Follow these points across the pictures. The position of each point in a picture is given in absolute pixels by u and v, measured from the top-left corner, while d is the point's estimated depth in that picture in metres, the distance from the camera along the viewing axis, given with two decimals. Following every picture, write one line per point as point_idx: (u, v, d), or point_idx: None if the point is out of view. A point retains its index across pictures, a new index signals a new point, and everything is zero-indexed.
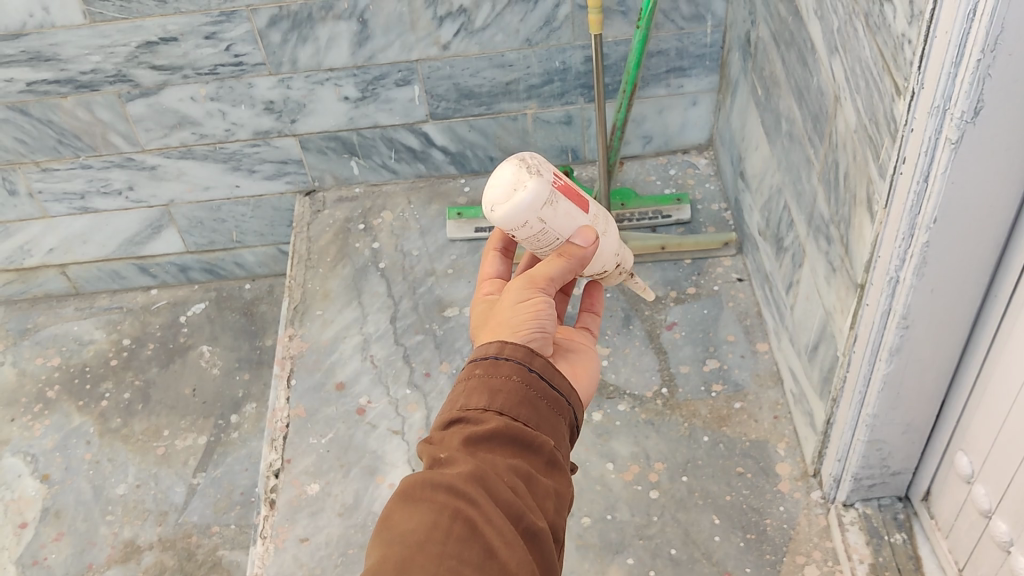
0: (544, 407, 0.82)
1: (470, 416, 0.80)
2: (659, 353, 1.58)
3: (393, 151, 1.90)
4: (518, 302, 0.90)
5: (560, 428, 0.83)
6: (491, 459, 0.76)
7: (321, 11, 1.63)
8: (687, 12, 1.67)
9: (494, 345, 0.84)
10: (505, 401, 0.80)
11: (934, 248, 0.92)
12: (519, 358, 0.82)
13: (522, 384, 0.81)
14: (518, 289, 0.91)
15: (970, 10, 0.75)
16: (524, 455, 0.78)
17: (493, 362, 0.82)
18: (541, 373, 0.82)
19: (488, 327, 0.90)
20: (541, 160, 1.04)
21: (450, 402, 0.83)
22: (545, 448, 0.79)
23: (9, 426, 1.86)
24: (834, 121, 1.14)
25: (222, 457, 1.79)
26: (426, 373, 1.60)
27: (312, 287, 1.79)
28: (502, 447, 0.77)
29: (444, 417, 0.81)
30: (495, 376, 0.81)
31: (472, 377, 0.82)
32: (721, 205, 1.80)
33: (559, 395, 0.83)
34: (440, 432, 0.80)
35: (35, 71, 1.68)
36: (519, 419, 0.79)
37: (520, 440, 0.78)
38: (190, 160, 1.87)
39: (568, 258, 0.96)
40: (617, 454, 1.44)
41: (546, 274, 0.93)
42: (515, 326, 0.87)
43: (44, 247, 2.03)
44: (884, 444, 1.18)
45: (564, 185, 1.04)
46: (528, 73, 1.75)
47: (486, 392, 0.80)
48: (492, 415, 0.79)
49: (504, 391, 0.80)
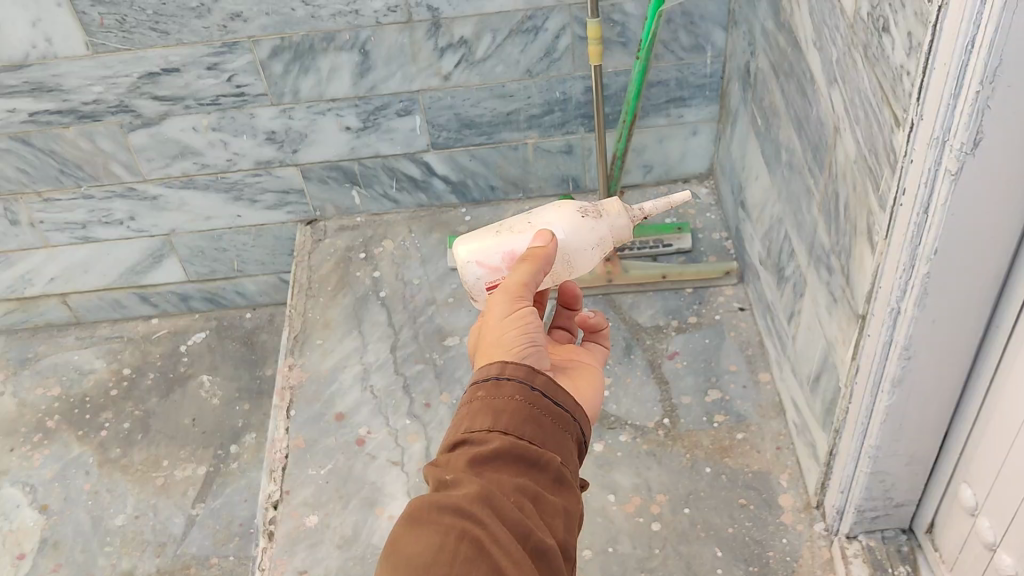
0: (549, 424, 0.81)
1: (473, 437, 0.79)
2: (661, 383, 1.57)
3: (394, 181, 1.90)
4: (504, 317, 0.91)
5: (568, 445, 0.82)
6: (497, 479, 0.76)
7: (322, 42, 1.63)
8: (687, 43, 1.67)
9: (496, 366, 0.83)
10: (508, 421, 0.79)
11: (934, 280, 0.92)
12: (522, 378, 0.82)
13: (526, 403, 0.80)
14: (501, 303, 0.92)
15: (970, 41, 0.75)
16: (530, 474, 0.78)
17: (495, 382, 0.82)
18: (545, 391, 0.82)
19: (481, 349, 0.91)
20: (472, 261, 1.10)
21: (455, 425, 0.82)
22: (551, 465, 0.78)
23: (8, 456, 1.86)
24: (834, 151, 1.14)
25: (221, 488, 1.78)
26: (426, 404, 1.60)
27: (313, 316, 1.79)
28: (508, 466, 0.77)
29: (449, 440, 0.80)
30: (498, 396, 0.81)
31: (475, 399, 0.82)
32: (722, 234, 1.80)
33: (565, 412, 0.83)
34: (444, 455, 0.80)
35: (37, 102, 1.69)
36: (525, 437, 0.79)
37: (524, 459, 0.78)
38: (191, 190, 1.87)
39: (536, 262, 0.98)
40: (618, 486, 1.43)
41: (521, 281, 0.95)
42: (508, 344, 0.87)
43: (45, 277, 2.03)
44: (887, 475, 1.17)
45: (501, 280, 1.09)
46: (528, 104, 1.75)
47: (489, 414, 0.80)
48: (497, 434, 0.78)
49: (508, 410, 0.80)
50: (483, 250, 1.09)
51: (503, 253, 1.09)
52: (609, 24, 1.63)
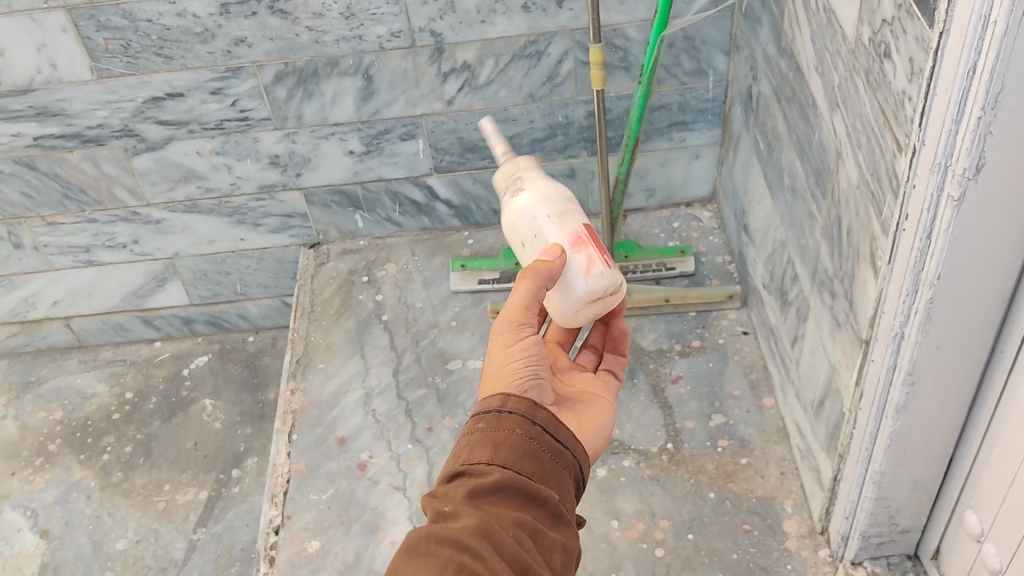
0: (549, 459, 0.81)
1: (473, 468, 0.79)
2: (664, 407, 1.57)
3: (397, 205, 1.91)
4: (507, 348, 0.90)
5: (566, 481, 0.82)
6: (497, 512, 0.75)
7: (326, 67, 1.64)
8: (689, 68, 1.68)
9: (498, 398, 0.83)
10: (507, 454, 0.79)
11: (938, 306, 0.92)
12: (523, 412, 0.82)
13: (526, 438, 0.80)
14: (504, 332, 0.91)
15: (970, 68, 0.75)
16: (528, 508, 0.78)
17: (496, 415, 0.82)
18: (545, 426, 0.82)
19: (484, 380, 0.90)
20: (581, 276, 1.01)
21: (455, 454, 0.82)
22: (550, 501, 0.78)
23: (9, 480, 1.85)
24: (837, 176, 1.14)
25: (223, 513, 1.77)
26: (428, 428, 1.59)
27: (315, 340, 1.79)
28: (507, 499, 0.77)
29: (448, 470, 0.80)
30: (499, 429, 0.81)
31: (476, 430, 0.82)
32: (725, 258, 1.80)
33: (564, 448, 0.83)
34: (443, 485, 0.79)
35: (42, 126, 1.69)
36: (524, 472, 0.79)
37: (524, 493, 0.77)
38: (195, 214, 1.88)
39: (534, 277, 0.94)
40: (622, 511, 1.42)
41: (522, 304, 0.92)
42: (510, 376, 0.87)
43: (48, 300, 2.03)
44: (892, 501, 1.16)
45: (592, 249, 1.03)
46: (532, 127, 1.76)
47: (488, 446, 0.80)
48: (496, 468, 0.78)
49: (507, 443, 0.80)
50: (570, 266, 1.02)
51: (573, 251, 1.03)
52: (611, 49, 1.64)
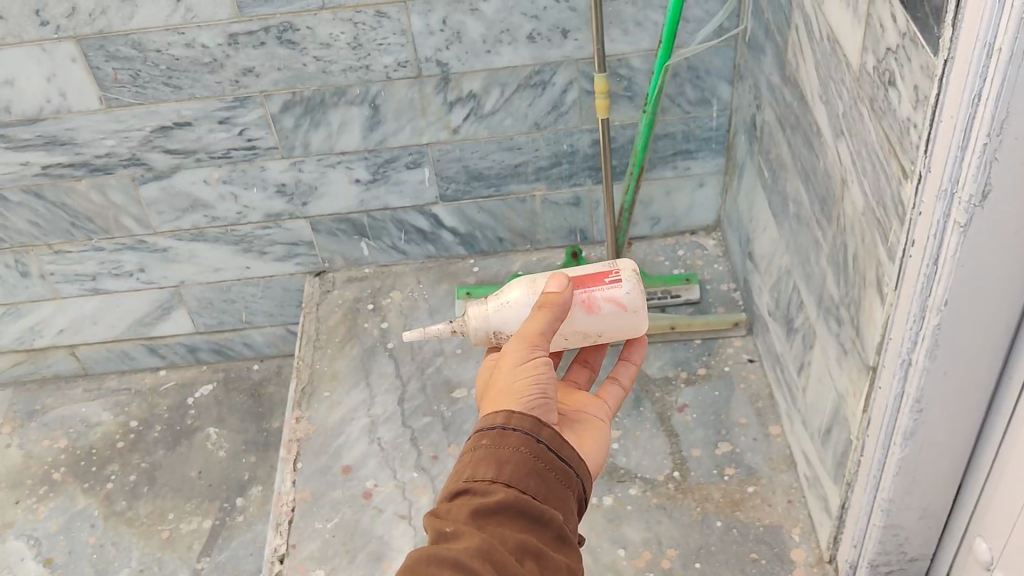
0: (553, 478, 0.81)
1: (476, 486, 0.79)
2: (671, 436, 1.56)
3: (403, 233, 1.91)
4: (520, 366, 0.90)
5: (570, 501, 0.82)
6: (500, 533, 0.76)
7: (333, 97, 1.65)
8: (693, 97, 1.69)
9: (502, 415, 0.84)
10: (512, 472, 0.79)
11: (945, 333, 0.92)
12: (528, 429, 0.82)
13: (530, 456, 0.81)
14: (518, 350, 0.92)
15: (974, 95, 0.76)
16: (532, 529, 0.78)
17: (500, 432, 0.82)
18: (550, 444, 0.82)
19: (491, 394, 0.90)
20: (626, 308, 1.08)
21: (457, 472, 0.82)
22: (554, 522, 0.79)
23: (14, 509, 1.85)
24: (842, 204, 1.14)
25: (227, 542, 1.77)
26: (433, 456, 1.59)
27: (320, 369, 1.78)
28: (512, 520, 0.77)
29: (449, 488, 0.81)
30: (503, 447, 0.81)
31: (479, 447, 0.82)
32: (730, 286, 1.80)
33: (568, 467, 0.83)
34: (445, 504, 0.80)
35: (50, 155, 1.71)
36: (528, 491, 0.79)
37: (528, 513, 0.78)
38: (201, 242, 1.89)
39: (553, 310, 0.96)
40: (628, 540, 1.41)
41: (539, 330, 0.94)
42: (519, 394, 0.87)
43: (54, 328, 2.04)
44: (901, 529, 1.15)
45: (598, 292, 1.08)
46: (537, 156, 1.77)
47: (493, 463, 0.80)
48: (500, 487, 0.78)
49: (512, 461, 0.80)
50: (621, 316, 1.09)
51: (604, 309, 1.08)
52: (616, 78, 1.66)
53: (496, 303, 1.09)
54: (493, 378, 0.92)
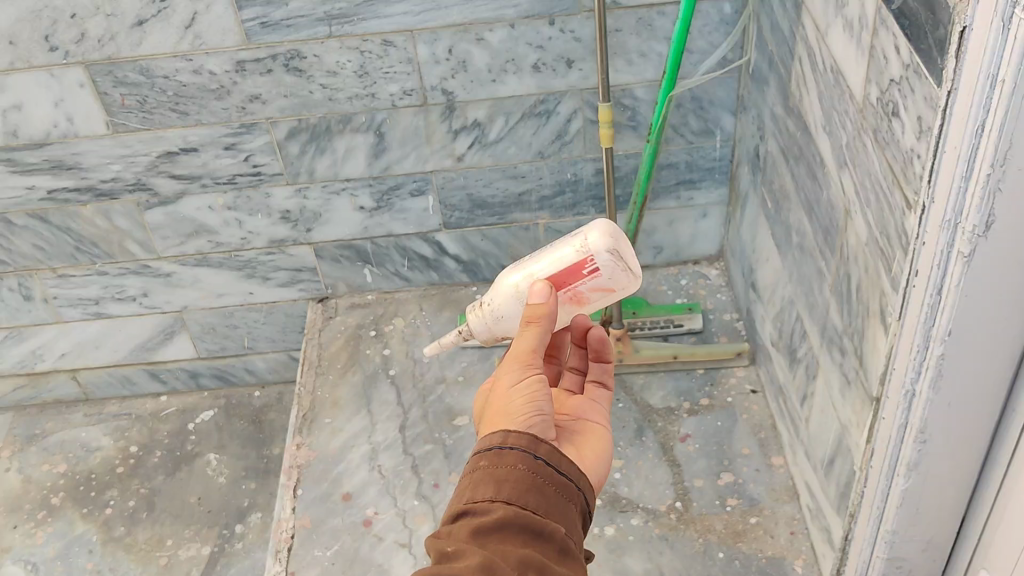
0: (553, 493, 0.81)
1: (476, 507, 0.79)
2: (673, 465, 1.55)
3: (406, 260, 1.92)
4: (514, 384, 0.91)
5: (572, 515, 0.82)
6: (502, 549, 0.75)
7: (339, 124, 1.67)
8: (697, 127, 1.70)
9: (499, 435, 0.84)
10: (511, 489, 0.79)
11: (949, 362, 0.91)
12: (524, 446, 0.82)
13: (529, 472, 0.80)
14: (512, 370, 0.92)
15: (977, 127, 0.77)
16: (535, 545, 0.77)
17: (497, 451, 0.82)
18: (548, 459, 0.82)
19: (489, 415, 0.90)
20: (616, 290, 1.09)
21: (457, 493, 0.82)
22: (556, 535, 0.78)
23: (11, 533, 1.84)
24: (845, 235, 1.15)
25: (225, 569, 1.76)
26: (435, 484, 1.58)
27: (322, 395, 1.78)
28: (515, 536, 0.77)
29: (450, 510, 0.81)
30: (501, 465, 0.81)
31: (477, 468, 0.82)
32: (733, 315, 1.80)
33: (568, 480, 0.83)
34: (446, 526, 0.80)
35: (57, 179, 1.72)
36: (528, 507, 0.79)
37: (529, 528, 0.77)
38: (205, 267, 1.89)
39: (538, 324, 0.95)
40: (630, 570, 1.41)
41: (530, 348, 0.94)
42: (516, 412, 0.87)
43: (56, 352, 2.03)
44: (904, 561, 1.15)
45: (582, 285, 1.08)
46: (540, 184, 1.77)
47: (492, 483, 0.80)
48: (500, 504, 0.78)
49: (510, 479, 0.80)
50: (613, 295, 1.10)
51: (593, 295, 1.09)
52: (620, 108, 1.67)
53: (489, 309, 1.12)
54: (490, 400, 0.92)
